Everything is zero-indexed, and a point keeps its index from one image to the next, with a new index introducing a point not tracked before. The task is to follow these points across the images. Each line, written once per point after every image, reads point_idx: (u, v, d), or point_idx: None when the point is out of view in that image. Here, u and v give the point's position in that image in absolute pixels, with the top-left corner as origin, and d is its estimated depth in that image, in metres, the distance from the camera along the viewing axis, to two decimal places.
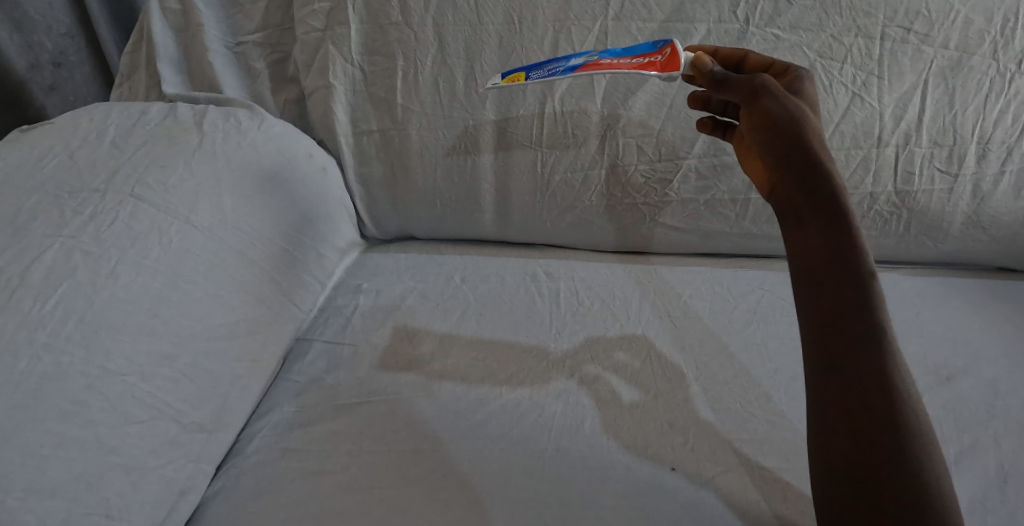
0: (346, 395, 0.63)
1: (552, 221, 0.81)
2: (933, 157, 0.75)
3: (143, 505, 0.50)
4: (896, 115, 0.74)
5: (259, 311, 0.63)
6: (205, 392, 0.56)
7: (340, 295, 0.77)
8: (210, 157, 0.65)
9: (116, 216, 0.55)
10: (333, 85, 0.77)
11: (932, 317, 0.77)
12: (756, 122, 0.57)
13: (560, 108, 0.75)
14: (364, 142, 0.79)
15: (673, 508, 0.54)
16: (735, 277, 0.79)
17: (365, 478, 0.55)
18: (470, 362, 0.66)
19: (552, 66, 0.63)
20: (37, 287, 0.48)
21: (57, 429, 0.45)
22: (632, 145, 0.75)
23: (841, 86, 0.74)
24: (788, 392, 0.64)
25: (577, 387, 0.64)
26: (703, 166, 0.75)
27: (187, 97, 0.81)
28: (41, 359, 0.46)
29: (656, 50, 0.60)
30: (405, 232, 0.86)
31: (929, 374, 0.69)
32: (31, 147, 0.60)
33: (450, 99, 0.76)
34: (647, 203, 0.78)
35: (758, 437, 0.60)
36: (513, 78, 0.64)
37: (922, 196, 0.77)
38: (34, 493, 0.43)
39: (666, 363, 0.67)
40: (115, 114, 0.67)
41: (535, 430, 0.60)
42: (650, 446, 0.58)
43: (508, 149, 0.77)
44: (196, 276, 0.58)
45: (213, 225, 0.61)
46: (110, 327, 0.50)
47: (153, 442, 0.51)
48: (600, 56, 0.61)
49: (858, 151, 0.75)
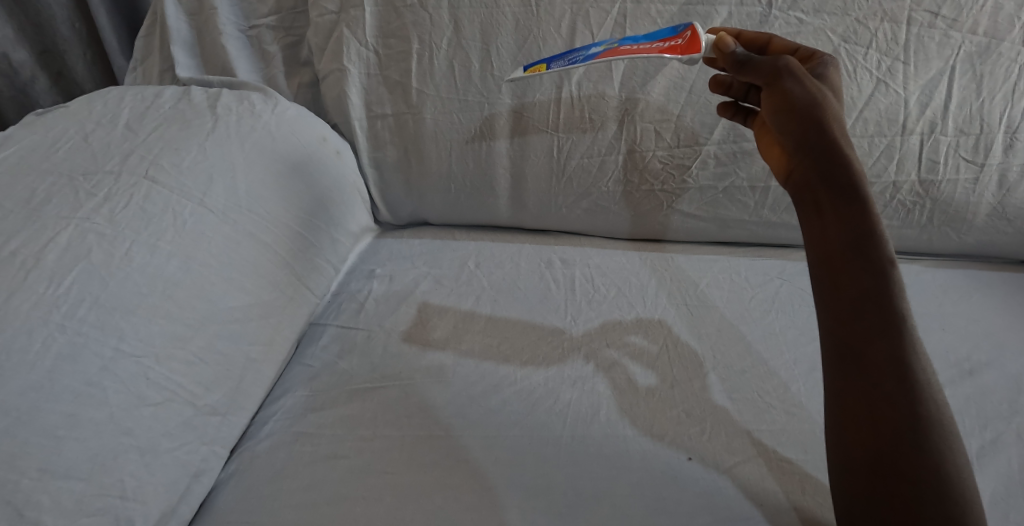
0: (359, 380, 0.62)
1: (567, 208, 0.80)
2: (959, 145, 0.73)
3: (157, 487, 0.49)
4: (921, 102, 0.72)
5: (272, 296, 0.63)
6: (219, 375, 0.56)
7: (353, 280, 0.76)
8: (224, 140, 0.65)
9: (130, 198, 0.55)
10: (346, 68, 0.76)
11: (954, 309, 0.75)
12: (774, 102, 0.56)
13: (577, 93, 0.74)
14: (378, 127, 0.78)
15: (690, 497, 0.53)
16: (752, 266, 0.78)
17: (379, 463, 0.55)
18: (483, 348, 0.66)
19: (574, 56, 0.62)
20: (51, 269, 0.48)
21: (70, 409, 0.45)
22: (650, 130, 0.74)
23: (866, 72, 0.72)
24: (806, 383, 0.63)
25: (592, 374, 0.63)
26: (722, 152, 0.74)
27: (201, 81, 0.81)
28: (56, 339, 0.46)
29: (676, 35, 0.58)
30: (419, 218, 0.85)
31: (950, 367, 0.68)
32: (46, 128, 0.60)
33: (465, 84, 0.75)
34: (664, 190, 0.77)
35: (776, 428, 0.59)
36: (536, 68, 0.63)
37: (947, 186, 0.75)
38: (48, 473, 0.43)
39: (683, 351, 0.66)
40: (128, 97, 0.67)
41: (550, 418, 0.59)
42: (666, 435, 0.58)
43: (525, 134, 0.76)
44: (210, 260, 0.57)
45: (228, 208, 0.61)
46: (124, 309, 0.50)
47: (168, 424, 0.51)
48: (621, 43, 0.59)
49: (882, 138, 0.73)
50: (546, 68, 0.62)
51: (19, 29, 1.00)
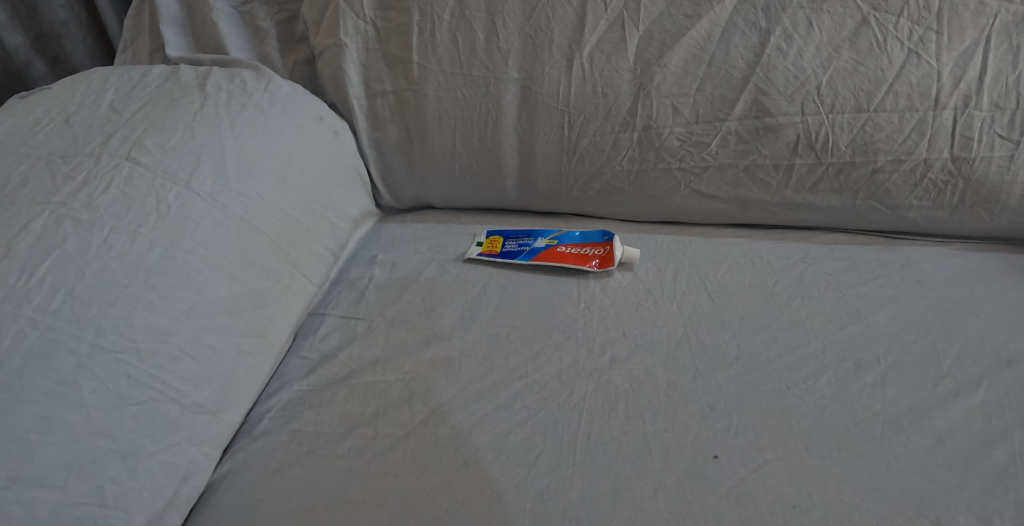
0: (360, 373, 0.59)
1: (578, 189, 0.75)
2: (993, 121, 0.66)
3: (141, 494, 0.46)
4: (955, 74, 0.65)
5: (266, 285, 0.59)
6: (208, 371, 0.52)
7: (352, 267, 0.72)
8: (212, 119, 0.61)
9: (110, 181, 0.51)
10: (343, 43, 0.72)
11: (988, 296, 0.65)
12: None
13: (589, 66, 0.70)
14: (378, 104, 0.74)
15: (717, 501, 0.49)
16: (775, 249, 0.73)
17: (380, 464, 0.51)
18: (492, 337, 0.62)
19: (523, 239, 0.74)
20: (23, 258, 0.44)
21: (43, 412, 0.41)
22: (666, 105, 0.70)
23: (896, 42, 0.66)
24: (838, 374, 0.58)
25: (608, 366, 0.59)
26: (744, 128, 0.69)
27: (190, 59, 0.75)
28: (27, 335, 0.42)
29: (602, 242, 0.72)
30: (422, 202, 0.81)
31: (987, 356, 0.59)
32: (26, 111, 0.56)
33: (469, 57, 0.71)
34: (681, 169, 0.72)
35: (808, 422, 0.54)
36: (493, 241, 0.74)
37: (980, 163, 0.67)
38: (19, 482, 0.39)
39: (705, 340, 0.62)
40: (114, 77, 0.63)
41: (565, 414, 0.55)
42: (690, 432, 0.54)
43: (533, 111, 0.72)
44: (195, 246, 0.53)
45: (216, 191, 0.57)
46: (102, 302, 0.46)
47: (153, 425, 0.47)
48: (559, 242, 0.73)
49: (912, 114, 0.67)
50: (498, 254, 0.72)
51: (13, 14, 0.94)
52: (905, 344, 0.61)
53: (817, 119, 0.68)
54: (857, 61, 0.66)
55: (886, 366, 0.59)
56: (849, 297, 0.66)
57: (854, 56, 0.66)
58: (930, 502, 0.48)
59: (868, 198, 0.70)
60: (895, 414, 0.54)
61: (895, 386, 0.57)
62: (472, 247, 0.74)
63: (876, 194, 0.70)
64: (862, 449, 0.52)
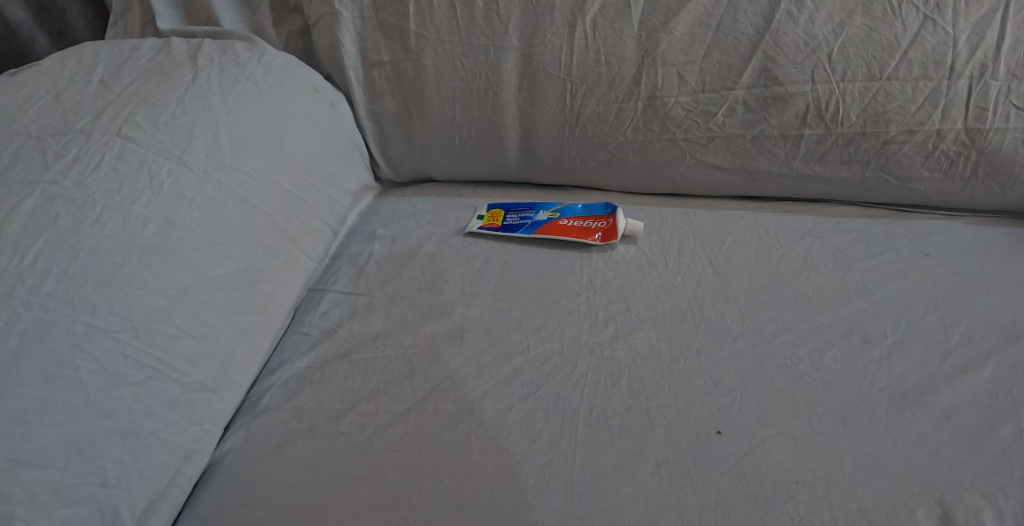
0: (361, 350, 0.58)
1: (581, 161, 0.74)
2: (1010, 91, 0.63)
3: (143, 472, 0.46)
4: (972, 42, 0.63)
5: (264, 261, 0.58)
6: (206, 348, 0.51)
7: (352, 242, 0.71)
8: (205, 93, 0.59)
9: (101, 158, 0.50)
10: (338, 12, 0.69)
11: (998, 270, 0.64)
12: None
13: (592, 33, 0.68)
14: (375, 75, 0.72)
15: (719, 476, 0.49)
16: (782, 222, 0.71)
17: (382, 440, 0.51)
18: (494, 312, 0.61)
19: (524, 212, 0.73)
20: (15, 239, 0.43)
21: (41, 393, 0.41)
22: (672, 74, 0.68)
23: (911, 7, 0.63)
24: (844, 349, 0.57)
25: (611, 341, 0.58)
26: (751, 97, 0.67)
27: (183, 32, 0.73)
28: (21, 317, 0.41)
29: (605, 215, 0.71)
30: (423, 175, 0.79)
31: (995, 332, 0.58)
32: (15, 88, 0.54)
33: (468, 25, 0.69)
34: (686, 139, 0.70)
35: (812, 398, 0.54)
36: (494, 214, 0.73)
37: (995, 135, 0.65)
38: (18, 463, 0.39)
39: (709, 315, 0.61)
40: (104, 52, 0.61)
41: (566, 389, 0.54)
42: (693, 408, 0.53)
43: (535, 81, 0.70)
44: (190, 223, 0.52)
45: (210, 166, 0.55)
46: (97, 282, 0.45)
47: (152, 405, 0.47)
48: (561, 214, 0.72)
49: (926, 83, 0.64)
50: (499, 227, 0.71)
51: None
52: (912, 318, 0.60)
53: (828, 88, 0.66)
54: (870, 27, 0.64)
55: (893, 341, 0.58)
56: (857, 271, 0.65)
57: (867, 22, 0.64)
58: (934, 478, 0.48)
59: (878, 170, 0.69)
60: (901, 390, 0.54)
61: (902, 361, 0.56)
62: (473, 221, 0.73)
63: (886, 166, 0.68)
64: (867, 425, 0.52)
